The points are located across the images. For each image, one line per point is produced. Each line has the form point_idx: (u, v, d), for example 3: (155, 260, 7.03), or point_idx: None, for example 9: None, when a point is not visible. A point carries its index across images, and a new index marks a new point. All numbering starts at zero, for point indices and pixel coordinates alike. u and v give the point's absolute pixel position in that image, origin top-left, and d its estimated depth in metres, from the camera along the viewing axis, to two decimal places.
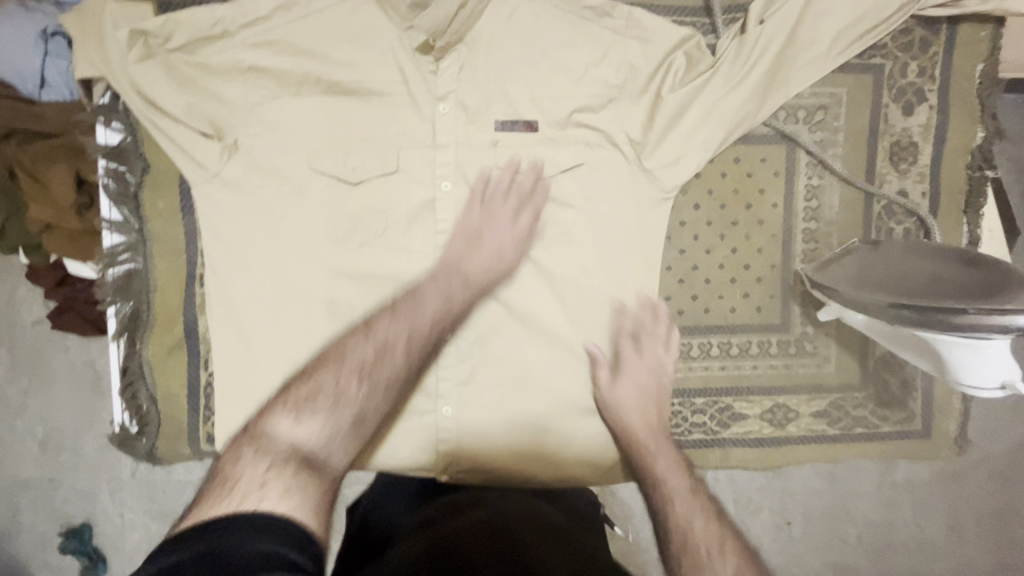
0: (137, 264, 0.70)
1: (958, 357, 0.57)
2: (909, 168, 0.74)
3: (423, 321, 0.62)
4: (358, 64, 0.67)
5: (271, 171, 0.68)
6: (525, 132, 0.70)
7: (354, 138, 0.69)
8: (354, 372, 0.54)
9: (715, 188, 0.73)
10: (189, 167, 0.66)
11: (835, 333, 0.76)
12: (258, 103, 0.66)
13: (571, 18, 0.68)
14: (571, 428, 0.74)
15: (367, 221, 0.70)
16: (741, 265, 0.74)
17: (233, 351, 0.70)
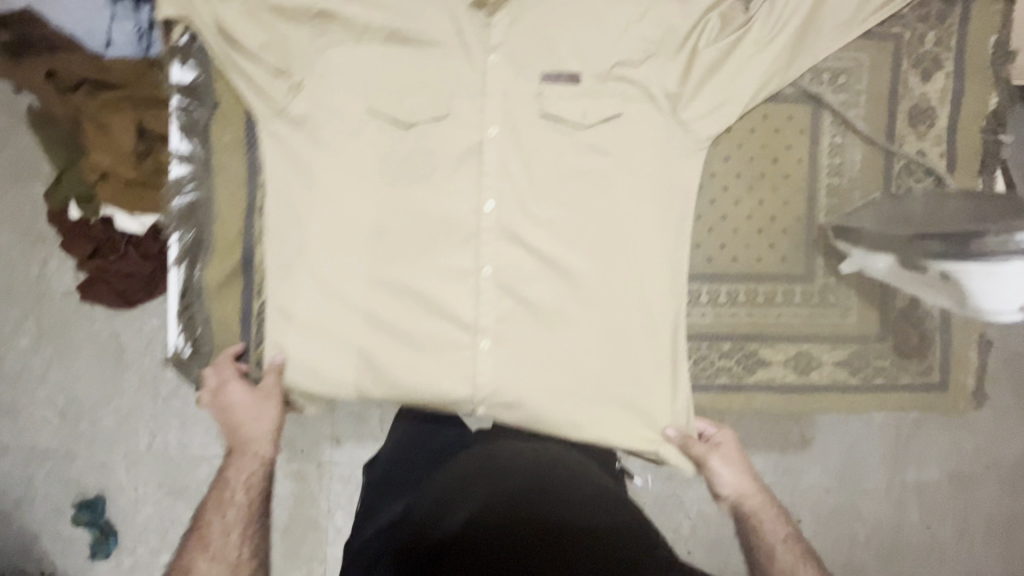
0: (200, 194, 0.74)
1: (978, 286, 0.61)
2: (928, 131, 0.78)
3: (244, 492, 0.73)
4: (415, 14, 0.72)
5: (330, 110, 0.73)
6: (568, 84, 0.74)
7: (409, 83, 0.74)
8: (231, 559, 0.69)
9: (745, 142, 0.77)
10: (258, 102, 0.72)
11: (856, 285, 0.79)
12: (323, 46, 0.72)
13: None
14: (603, 366, 0.75)
15: (417, 161, 0.74)
16: (768, 216, 0.78)
17: (287, 276, 0.74)
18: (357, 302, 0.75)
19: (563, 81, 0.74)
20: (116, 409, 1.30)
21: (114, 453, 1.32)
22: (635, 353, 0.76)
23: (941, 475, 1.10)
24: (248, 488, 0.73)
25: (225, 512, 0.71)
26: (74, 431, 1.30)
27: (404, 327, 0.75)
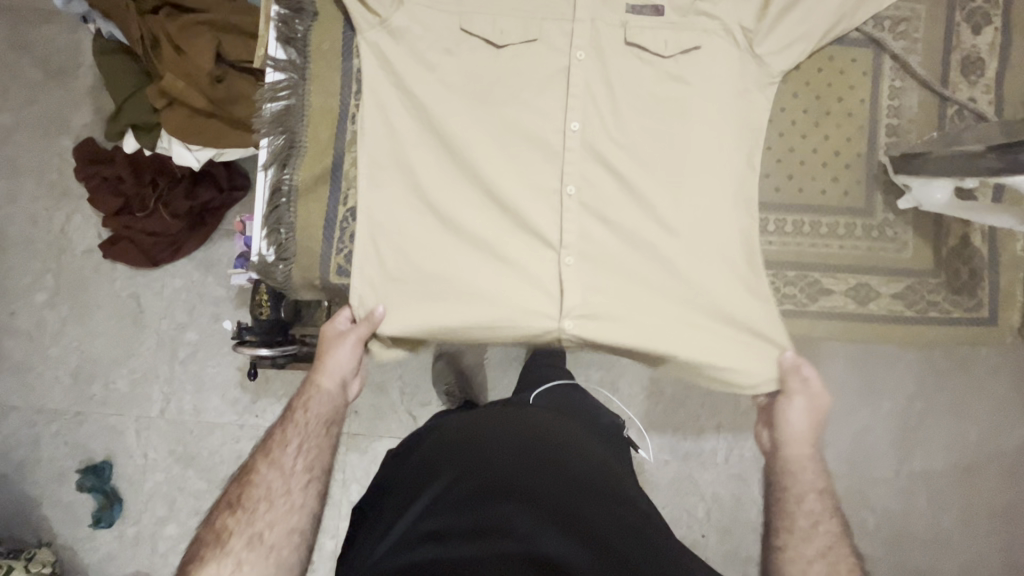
0: (294, 100, 0.77)
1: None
2: (978, 80, 0.84)
3: (316, 424, 0.74)
4: None
5: (427, 27, 0.76)
6: (652, 16, 0.78)
7: (502, 6, 0.77)
8: (291, 479, 0.71)
9: (812, 81, 0.82)
10: (359, 13, 0.75)
11: (913, 221, 0.83)
12: None
13: None
14: (684, 287, 0.78)
15: (508, 82, 0.77)
16: (832, 151, 0.83)
17: (380, 182, 0.77)
18: (444, 213, 0.77)
19: (647, 13, 0.78)
20: (133, 371, 1.38)
21: (126, 418, 1.37)
22: (718, 277, 0.78)
23: (950, 462, 1.14)
24: (322, 421, 0.75)
25: (288, 438, 0.73)
26: (87, 392, 1.37)
27: (495, 248, 0.77)
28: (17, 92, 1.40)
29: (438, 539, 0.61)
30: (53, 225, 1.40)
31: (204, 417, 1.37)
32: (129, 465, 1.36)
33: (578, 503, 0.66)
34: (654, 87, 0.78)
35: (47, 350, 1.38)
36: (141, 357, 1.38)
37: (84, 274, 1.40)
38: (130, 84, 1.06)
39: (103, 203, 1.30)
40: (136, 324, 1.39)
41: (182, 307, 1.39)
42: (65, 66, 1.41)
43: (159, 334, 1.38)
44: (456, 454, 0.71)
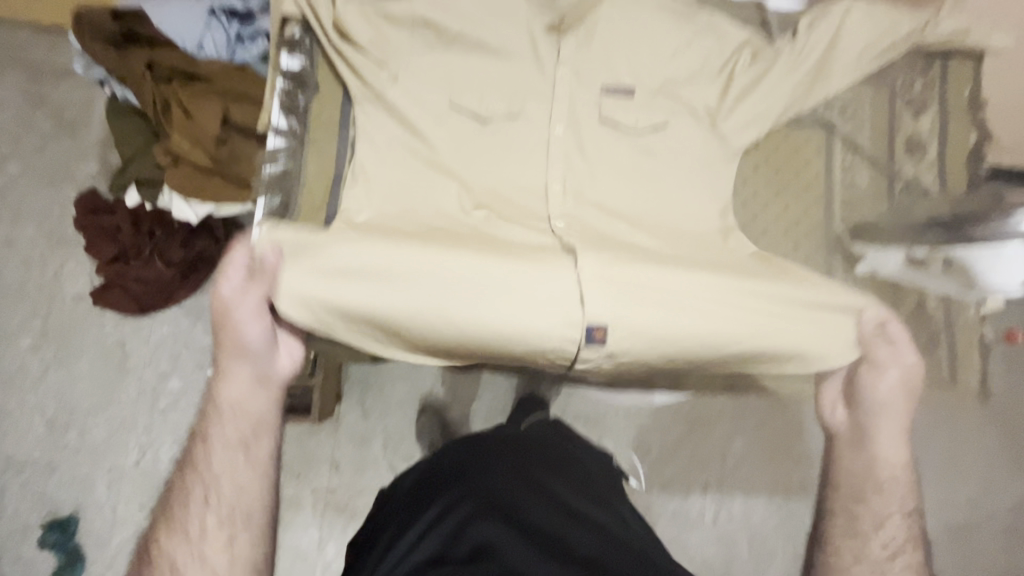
0: (292, 164, 0.83)
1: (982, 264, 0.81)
2: (922, 157, 0.91)
3: (254, 403, 0.74)
4: (497, 28, 0.85)
5: (420, 100, 0.83)
6: (625, 96, 0.86)
7: (489, 85, 0.85)
8: (236, 472, 0.71)
9: (770, 158, 0.91)
10: (357, 88, 0.83)
11: (871, 285, 0.89)
12: (417, 48, 0.84)
13: (669, 13, 0.87)
14: (706, 300, 0.75)
15: (495, 150, 0.84)
16: (792, 220, 0.89)
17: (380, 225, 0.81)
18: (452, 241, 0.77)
19: (620, 93, 0.86)
20: (111, 418, 1.36)
21: (98, 468, 1.34)
22: (735, 297, 0.75)
23: None
24: (239, 434, 0.72)
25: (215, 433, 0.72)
26: (61, 440, 1.35)
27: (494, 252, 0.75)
28: (27, 143, 1.47)
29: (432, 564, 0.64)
30: (46, 270, 1.42)
31: None
32: (95, 518, 1.32)
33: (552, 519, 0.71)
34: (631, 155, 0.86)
35: (22, 396, 1.37)
36: (120, 404, 1.37)
37: (73, 320, 1.41)
38: (141, 141, 1.13)
39: (103, 251, 1.34)
40: (120, 369, 1.39)
41: (166, 355, 1.40)
42: (78, 120, 1.49)
43: (142, 381, 1.38)
44: (457, 480, 0.78)
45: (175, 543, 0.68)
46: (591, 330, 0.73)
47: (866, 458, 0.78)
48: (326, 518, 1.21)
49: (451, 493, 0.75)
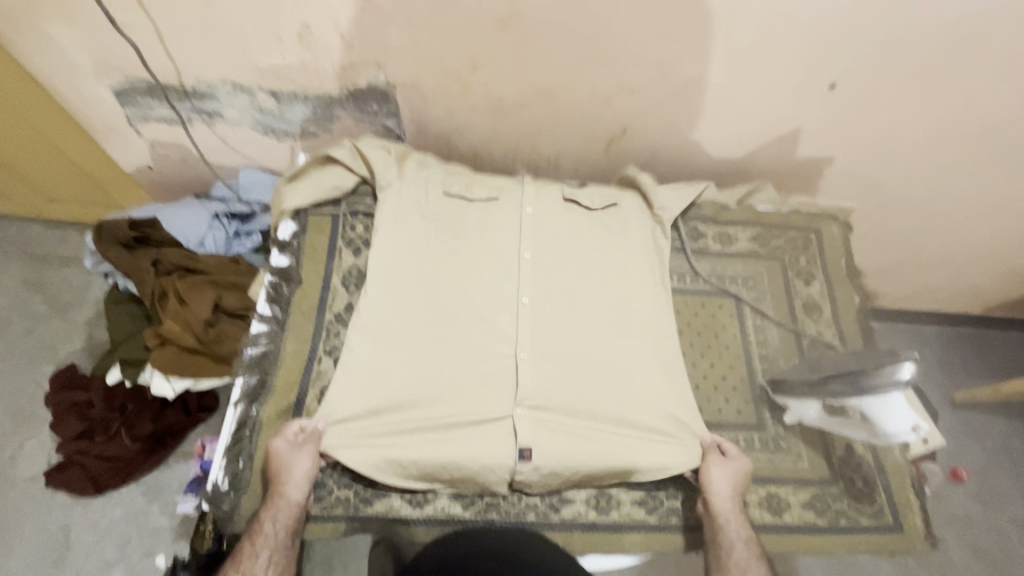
0: (270, 346, 0.93)
1: (879, 411, 0.84)
2: (819, 317, 1.07)
3: (279, 541, 0.79)
4: (445, 306, 0.92)
5: (389, 354, 0.88)
6: (573, 357, 0.92)
7: (451, 348, 0.90)
8: None
9: (692, 321, 1.04)
10: (340, 284, 0.99)
11: (800, 434, 0.97)
12: (381, 318, 0.90)
13: (571, 297, 0.96)
14: (624, 326, 0.95)
15: (461, 366, 0.89)
16: (720, 375, 1.00)
17: (398, 308, 0.91)
18: (457, 307, 0.92)
19: (564, 352, 0.92)
20: None
21: None
22: (649, 336, 0.95)
23: None
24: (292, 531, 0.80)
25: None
26: None
27: (460, 311, 0.92)
28: (41, 341, 1.65)
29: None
30: (22, 448, 1.55)
31: None
32: None
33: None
34: (581, 386, 0.90)
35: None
36: None
37: (37, 499, 1.50)
38: (131, 326, 1.24)
39: (107, 435, 1.48)
40: (99, 548, 1.46)
41: (114, 541, 1.48)
42: (88, 321, 1.68)
43: (124, 563, 1.45)
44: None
45: None
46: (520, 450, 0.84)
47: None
48: None
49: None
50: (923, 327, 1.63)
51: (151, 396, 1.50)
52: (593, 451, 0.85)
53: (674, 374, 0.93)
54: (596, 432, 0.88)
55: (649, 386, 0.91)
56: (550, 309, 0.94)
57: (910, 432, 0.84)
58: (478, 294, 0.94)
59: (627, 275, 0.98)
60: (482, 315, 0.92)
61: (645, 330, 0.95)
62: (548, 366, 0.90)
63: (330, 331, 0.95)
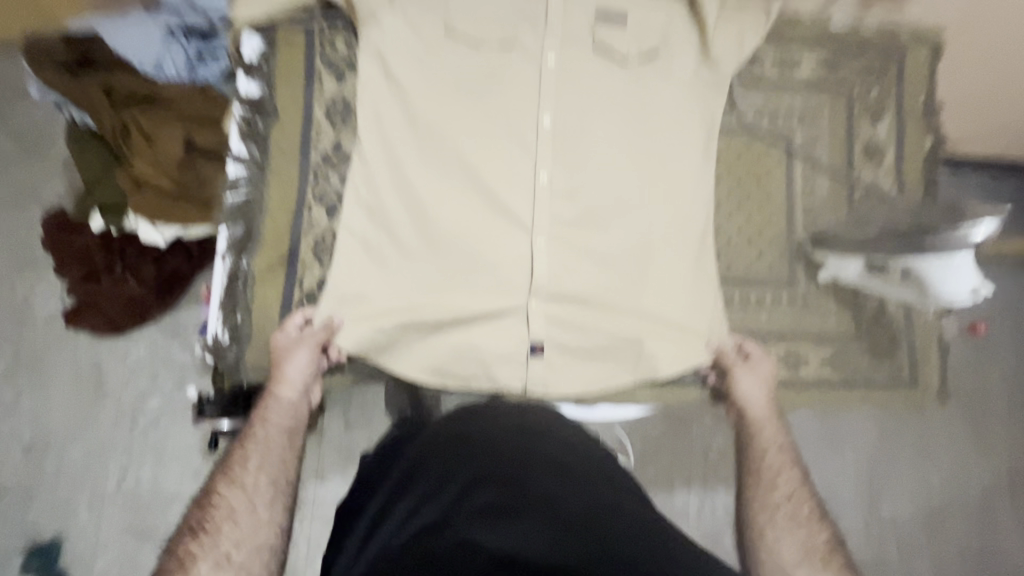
0: (252, 192, 0.81)
1: (938, 271, 0.79)
2: (880, 164, 0.93)
3: (274, 436, 0.79)
4: (456, 189, 0.84)
5: (398, 239, 0.83)
6: (595, 244, 0.86)
7: (463, 236, 0.84)
8: (255, 493, 0.75)
9: (732, 168, 0.91)
10: (323, 120, 0.84)
11: (832, 291, 0.91)
12: (386, 198, 0.83)
13: (593, 173, 0.86)
14: (651, 202, 0.86)
15: (474, 252, 0.84)
16: (755, 229, 0.91)
17: (403, 189, 0.84)
18: (466, 189, 0.85)
19: (586, 238, 0.86)
20: (112, 427, 1.55)
21: (82, 489, 1.52)
22: (678, 213, 0.87)
23: (854, 455, 1.43)
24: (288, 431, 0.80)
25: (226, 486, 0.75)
26: (65, 455, 1.54)
27: (472, 190, 0.85)
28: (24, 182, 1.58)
29: (435, 526, 0.59)
30: (37, 291, 1.58)
31: (164, 486, 1.53)
32: (80, 543, 1.50)
33: (573, 497, 0.63)
34: (601, 272, 0.85)
35: (44, 423, 1.55)
36: (101, 427, 1.55)
37: (64, 337, 1.58)
38: (101, 166, 1.11)
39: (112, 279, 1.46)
40: (134, 381, 1.57)
41: (145, 375, 1.57)
42: (60, 162, 1.58)
43: (160, 394, 1.57)
44: (464, 448, 0.72)
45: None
46: (532, 345, 0.85)
47: (773, 495, 0.83)
48: (313, 528, 1.27)
49: (433, 473, 0.69)
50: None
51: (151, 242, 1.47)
52: (605, 342, 0.86)
53: (699, 263, 0.87)
54: (615, 317, 0.86)
55: (677, 267, 0.86)
56: (569, 190, 0.86)
57: (968, 291, 0.82)
58: (488, 171, 0.84)
59: (654, 139, 0.86)
60: (495, 197, 0.85)
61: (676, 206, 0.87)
62: (566, 253, 0.85)
63: (317, 175, 0.83)
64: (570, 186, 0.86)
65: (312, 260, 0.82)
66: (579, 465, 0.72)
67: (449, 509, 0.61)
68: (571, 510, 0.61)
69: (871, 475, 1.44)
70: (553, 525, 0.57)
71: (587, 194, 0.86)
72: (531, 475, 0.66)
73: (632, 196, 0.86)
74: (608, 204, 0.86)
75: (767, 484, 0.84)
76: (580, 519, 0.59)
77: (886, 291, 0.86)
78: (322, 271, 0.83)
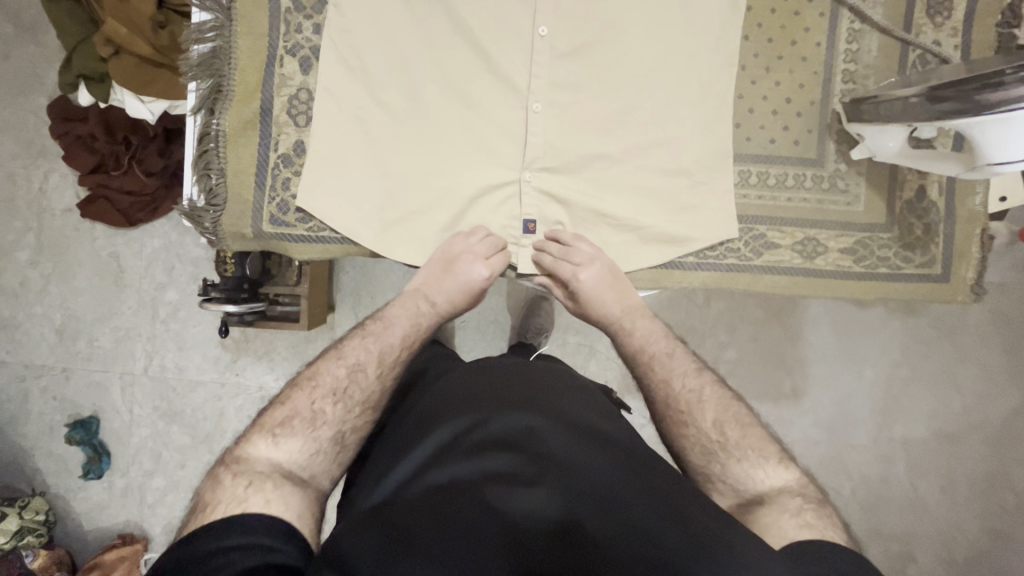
0: (220, 42, 0.74)
1: (991, 136, 0.63)
2: (944, 22, 0.78)
3: (392, 341, 0.71)
4: (441, 43, 0.75)
5: (377, 99, 0.76)
6: (599, 109, 0.77)
7: (451, 97, 0.76)
8: (350, 400, 0.65)
9: (766, 23, 0.78)
10: None
11: (865, 172, 0.81)
12: (363, 50, 0.75)
13: (596, 25, 0.75)
14: (666, 62, 0.76)
15: (463, 116, 0.77)
16: (784, 98, 0.79)
17: (385, 40, 0.75)
18: (452, 44, 0.75)
19: (588, 102, 0.77)
20: (132, 318, 1.61)
21: (111, 374, 1.61)
22: (695, 76, 0.76)
23: (873, 372, 1.37)
24: (404, 337, 0.72)
25: (323, 376, 0.66)
26: (91, 341, 1.61)
27: (458, 45, 0.76)
28: (23, 68, 1.55)
29: (448, 491, 0.54)
30: (49, 181, 1.59)
31: (185, 375, 1.60)
32: (114, 420, 1.61)
33: (594, 457, 0.57)
34: (602, 141, 0.77)
35: (70, 311, 1.61)
36: (125, 315, 1.61)
37: (80, 227, 1.60)
38: (78, 32, 1.04)
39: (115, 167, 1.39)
40: (149, 275, 1.60)
41: (161, 268, 1.60)
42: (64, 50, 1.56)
43: (174, 287, 1.60)
44: (472, 400, 0.65)
45: (253, 467, 0.57)
46: (524, 223, 0.79)
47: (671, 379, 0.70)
48: None
49: (443, 422, 0.62)
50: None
51: (153, 127, 1.35)
52: (606, 224, 0.79)
53: (716, 135, 0.78)
54: (618, 194, 0.78)
55: (689, 139, 0.77)
56: (569, 46, 0.75)
57: None
58: (478, 23, 0.75)
59: None
60: (486, 52, 0.75)
61: (696, 67, 0.77)
62: (565, 118, 0.77)
63: (289, 24, 0.75)
64: (571, 41, 0.75)
65: (288, 121, 0.76)
66: (603, 416, 0.64)
67: (461, 470, 0.56)
68: (596, 473, 0.55)
69: (888, 395, 1.38)
70: (576, 500, 0.53)
71: (589, 52, 0.76)
72: (545, 432, 0.59)
73: (645, 55, 0.76)
74: (613, 63, 0.76)
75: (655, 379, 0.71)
76: (602, 485, 0.54)
77: (938, 168, 0.72)
78: (299, 133, 0.76)
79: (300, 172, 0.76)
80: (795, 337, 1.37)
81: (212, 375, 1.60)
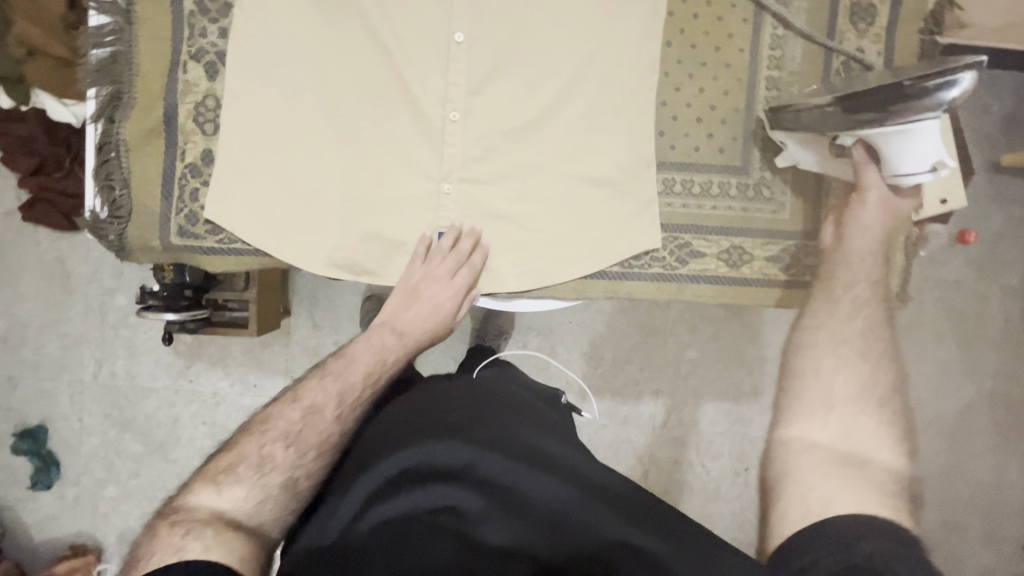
0: (120, 47, 0.71)
1: (894, 147, 0.64)
2: (868, 27, 0.78)
3: (353, 375, 0.70)
4: (355, 49, 0.73)
5: (293, 107, 0.73)
6: (519, 118, 0.75)
7: (367, 108, 0.74)
8: (303, 444, 0.62)
9: (688, 30, 0.77)
10: None
11: (790, 180, 0.80)
12: (273, 56, 0.72)
13: (513, 31, 0.73)
14: (586, 70, 0.75)
15: (378, 126, 0.75)
16: (708, 105, 0.78)
17: (298, 45, 0.72)
18: (367, 51, 0.73)
19: (508, 111, 0.75)
20: (79, 325, 1.56)
21: (59, 382, 1.56)
22: (616, 84, 0.75)
23: None
24: (366, 373, 0.71)
25: (274, 421, 0.64)
26: (37, 348, 1.56)
27: (373, 52, 0.73)
28: None
29: (395, 529, 0.52)
30: None
31: (137, 382, 1.56)
32: (64, 430, 1.56)
33: (547, 489, 0.56)
34: (524, 152, 0.76)
35: (13, 319, 1.56)
36: (72, 322, 1.56)
37: (23, 231, 1.55)
38: None
39: (13, 164, 1.21)
40: (95, 280, 1.55)
41: (109, 273, 1.55)
42: None
43: (122, 292, 1.55)
44: (419, 424, 0.62)
45: (192, 519, 0.54)
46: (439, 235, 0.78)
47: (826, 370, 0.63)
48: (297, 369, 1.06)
49: (387, 450, 0.59)
50: (997, 69, 1.31)
51: None
52: (529, 233, 0.78)
53: (638, 144, 0.76)
54: (543, 205, 0.77)
55: (610, 150, 0.76)
56: (486, 53, 0.73)
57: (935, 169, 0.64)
58: (390, 28, 0.72)
59: None
60: (401, 60, 0.73)
61: (615, 76, 0.75)
62: (486, 126, 0.75)
63: (193, 28, 0.72)
64: (486, 48, 0.73)
65: (194, 129, 0.73)
66: (551, 439, 0.64)
67: (407, 505, 0.53)
68: (549, 505, 0.55)
69: None
70: (530, 537, 0.53)
71: (505, 59, 0.74)
72: (493, 461, 0.58)
73: (565, 63, 0.74)
74: (530, 70, 0.74)
75: (815, 362, 0.64)
76: (554, 519, 0.54)
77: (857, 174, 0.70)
78: (207, 142, 0.73)
79: (208, 182, 0.74)
80: (754, 337, 1.36)
81: (165, 381, 1.56)
